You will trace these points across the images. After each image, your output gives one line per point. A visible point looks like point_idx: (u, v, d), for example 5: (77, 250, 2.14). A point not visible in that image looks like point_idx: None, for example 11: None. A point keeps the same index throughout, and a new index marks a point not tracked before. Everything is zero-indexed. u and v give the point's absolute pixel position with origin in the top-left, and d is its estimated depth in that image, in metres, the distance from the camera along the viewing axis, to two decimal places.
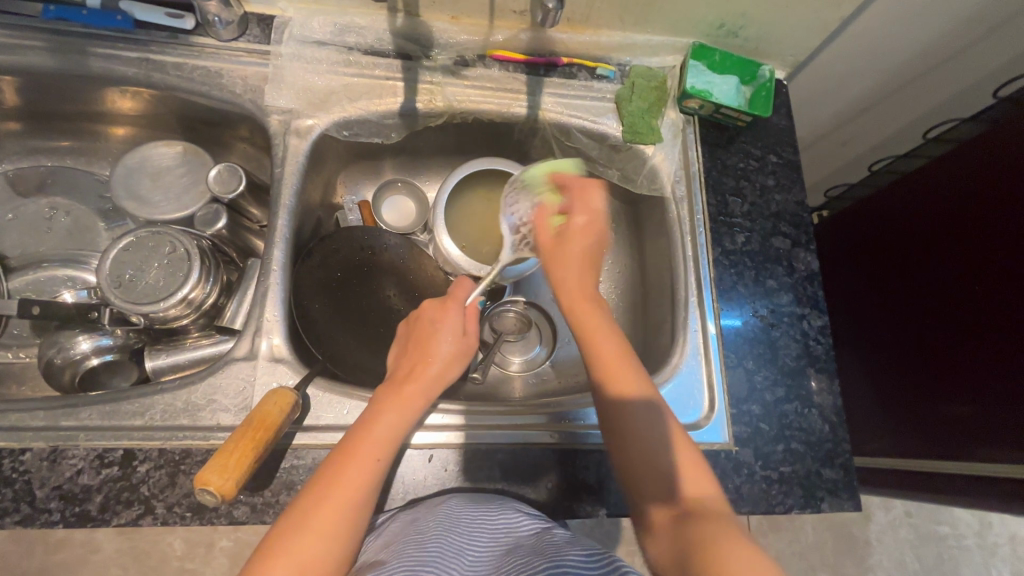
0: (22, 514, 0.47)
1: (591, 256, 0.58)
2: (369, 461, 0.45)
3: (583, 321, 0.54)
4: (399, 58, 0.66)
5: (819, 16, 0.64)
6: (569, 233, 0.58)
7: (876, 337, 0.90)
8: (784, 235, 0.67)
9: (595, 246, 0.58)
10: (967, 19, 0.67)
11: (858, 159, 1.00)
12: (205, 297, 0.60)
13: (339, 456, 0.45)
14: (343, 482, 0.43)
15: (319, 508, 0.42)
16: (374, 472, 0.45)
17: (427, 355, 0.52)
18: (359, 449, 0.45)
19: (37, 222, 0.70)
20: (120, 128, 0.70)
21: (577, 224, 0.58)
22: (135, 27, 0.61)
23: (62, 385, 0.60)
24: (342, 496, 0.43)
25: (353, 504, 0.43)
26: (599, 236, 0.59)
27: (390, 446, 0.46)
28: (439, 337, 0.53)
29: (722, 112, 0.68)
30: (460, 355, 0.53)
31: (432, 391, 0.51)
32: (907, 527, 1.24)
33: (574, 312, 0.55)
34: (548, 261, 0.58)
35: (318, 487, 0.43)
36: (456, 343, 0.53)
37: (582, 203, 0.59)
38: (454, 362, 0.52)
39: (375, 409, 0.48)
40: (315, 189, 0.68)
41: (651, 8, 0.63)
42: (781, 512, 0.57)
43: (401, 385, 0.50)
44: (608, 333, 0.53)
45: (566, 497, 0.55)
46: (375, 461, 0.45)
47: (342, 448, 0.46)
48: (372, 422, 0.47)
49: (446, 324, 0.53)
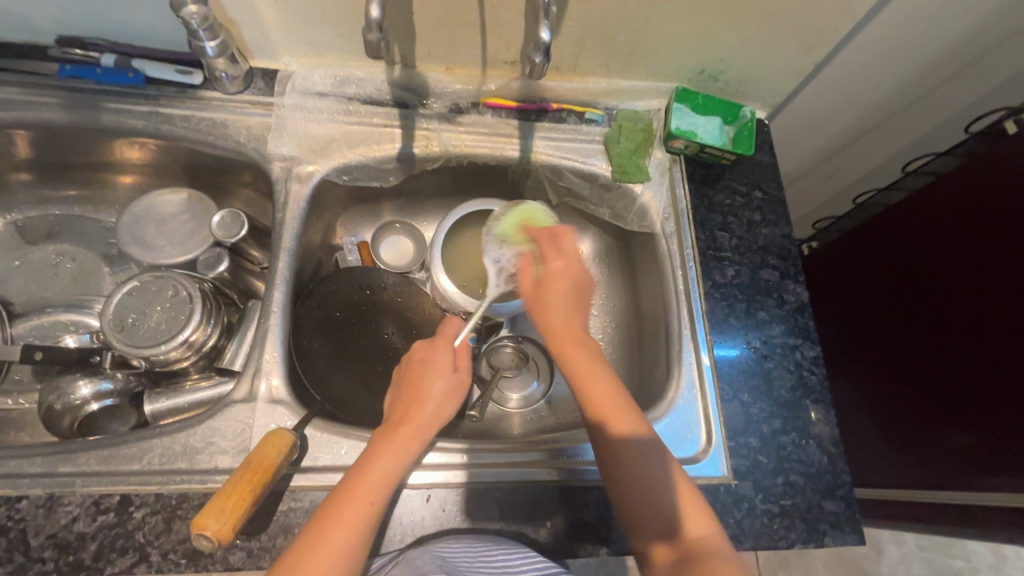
0: (16, 564, 0.47)
1: (572, 297, 0.56)
2: (363, 503, 0.45)
3: (574, 362, 0.53)
4: (397, 107, 0.69)
5: (794, 61, 0.67)
6: (547, 278, 0.57)
7: (870, 366, 0.91)
8: (772, 268, 0.68)
9: (575, 286, 0.57)
10: (935, 59, 0.71)
11: (843, 192, 1.03)
12: (206, 339, 0.61)
13: (333, 500, 0.45)
14: (338, 526, 0.43)
15: (310, 553, 0.42)
16: (368, 514, 0.45)
17: (419, 394, 0.52)
18: (353, 491, 0.45)
19: (43, 269, 0.72)
20: (128, 177, 0.73)
21: (555, 269, 0.57)
22: (146, 83, 0.64)
23: (60, 431, 0.60)
24: (334, 537, 0.43)
25: (347, 546, 0.43)
26: (577, 276, 0.57)
27: (385, 489, 0.46)
28: (430, 375, 0.53)
29: (707, 151, 0.71)
30: (453, 393, 0.53)
31: (425, 431, 0.51)
32: (919, 562, 1.21)
33: (565, 353, 0.54)
34: (531, 307, 0.57)
35: (310, 529, 0.43)
36: (446, 380, 0.53)
37: (554, 248, 0.59)
38: (448, 400, 0.52)
39: (374, 449, 0.48)
40: (316, 231, 0.70)
41: (634, 56, 0.66)
42: (784, 547, 0.57)
43: (394, 427, 0.50)
44: (603, 376, 0.52)
45: (566, 536, 0.55)
46: (369, 504, 0.45)
47: (338, 491, 0.46)
48: (368, 466, 0.47)
49: (434, 364, 0.53)
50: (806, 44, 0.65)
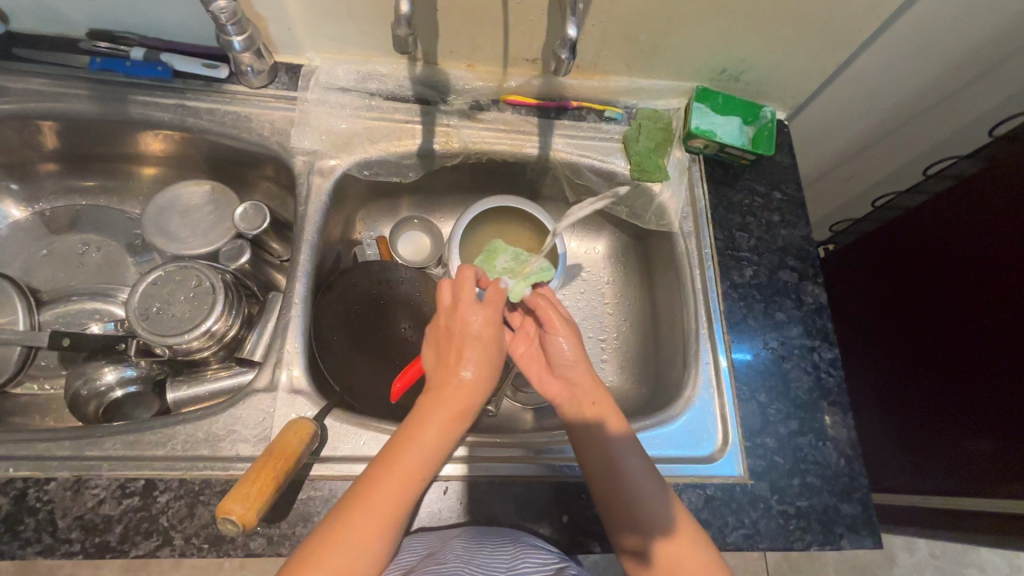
0: (44, 545, 0.48)
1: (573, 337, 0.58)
2: (407, 480, 0.45)
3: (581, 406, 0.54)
4: (418, 103, 0.70)
5: (817, 61, 0.67)
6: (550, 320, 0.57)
7: (887, 371, 0.90)
8: (791, 269, 0.68)
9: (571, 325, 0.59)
10: (960, 62, 0.70)
11: (861, 195, 1.02)
12: (228, 330, 0.62)
13: (373, 481, 0.44)
14: (371, 506, 0.43)
15: (336, 531, 0.42)
16: (410, 491, 0.45)
17: (463, 364, 0.49)
18: (399, 464, 0.45)
19: (68, 258, 0.73)
20: (151, 168, 0.74)
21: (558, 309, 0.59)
22: (173, 77, 0.65)
23: (85, 416, 0.61)
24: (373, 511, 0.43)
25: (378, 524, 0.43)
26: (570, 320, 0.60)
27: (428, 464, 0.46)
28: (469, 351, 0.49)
29: (726, 151, 0.71)
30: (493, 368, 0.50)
31: (469, 406, 0.48)
32: (932, 571, 1.20)
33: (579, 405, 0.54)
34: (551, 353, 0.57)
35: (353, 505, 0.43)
36: (487, 356, 0.49)
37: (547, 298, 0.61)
38: (488, 377, 0.49)
39: (414, 426, 0.46)
40: (336, 225, 0.71)
41: (656, 55, 0.66)
42: (799, 549, 0.57)
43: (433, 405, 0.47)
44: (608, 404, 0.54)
45: (582, 534, 0.55)
46: (411, 481, 0.45)
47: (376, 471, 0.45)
48: (410, 444, 0.45)
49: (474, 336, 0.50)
50: (830, 44, 0.64)
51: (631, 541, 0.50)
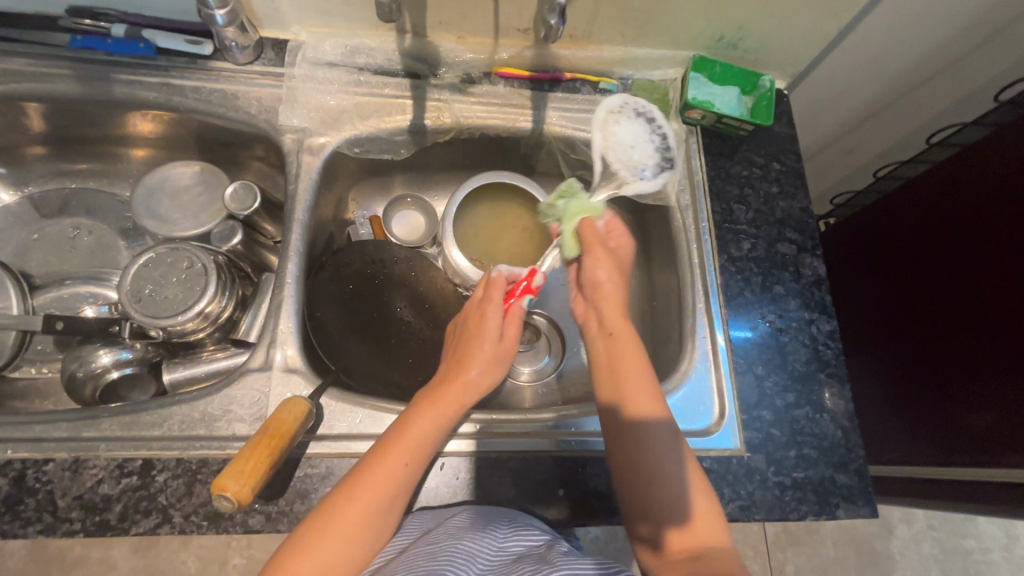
0: (44, 524, 0.48)
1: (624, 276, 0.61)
2: (397, 466, 0.47)
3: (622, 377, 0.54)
4: (407, 77, 0.68)
5: (817, 26, 0.65)
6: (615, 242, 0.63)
7: (887, 343, 0.90)
8: (789, 241, 0.67)
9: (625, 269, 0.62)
10: (966, 25, 0.68)
11: (863, 166, 1.01)
12: (221, 311, 0.62)
13: (373, 456, 0.47)
14: (366, 488, 0.46)
15: (334, 519, 0.44)
16: (400, 477, 0.47)
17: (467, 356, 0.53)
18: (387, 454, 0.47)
19: (60, 242, 0.73)
20: (141, 150, 0.73)
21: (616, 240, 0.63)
22: (156, 54, 0.64)
23: (83, 399, 0.62)
24: (364, 498, 0.45)
25: (371, 511, 0.45)
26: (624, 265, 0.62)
27: (419, 450, 0.48)
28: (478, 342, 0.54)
29: (724, 122, 0.69)
30: (497, 364, 0.54)
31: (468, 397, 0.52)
32: (930, 541, 1.21)
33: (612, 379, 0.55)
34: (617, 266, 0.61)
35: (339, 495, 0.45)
36: (492, 351, 0.54)
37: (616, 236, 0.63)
38: (488, 370, 0.53)
39: (410, 416, 0.50)
40: (328, 205, 0.70)
41: (651, 22, 0.64)
42: (795, 519, 0.57)
43: (438, 389, 0.51)
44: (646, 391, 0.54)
45: (578, 507, 0.56)
46: (400, 467, 0.47)
47: (375, 450, 0.48)
48: (405, 427, 0.49)
49: (484, 332, 0.54)
50: (830, 8, 0.62)
51: (645, 530, 0.50)
